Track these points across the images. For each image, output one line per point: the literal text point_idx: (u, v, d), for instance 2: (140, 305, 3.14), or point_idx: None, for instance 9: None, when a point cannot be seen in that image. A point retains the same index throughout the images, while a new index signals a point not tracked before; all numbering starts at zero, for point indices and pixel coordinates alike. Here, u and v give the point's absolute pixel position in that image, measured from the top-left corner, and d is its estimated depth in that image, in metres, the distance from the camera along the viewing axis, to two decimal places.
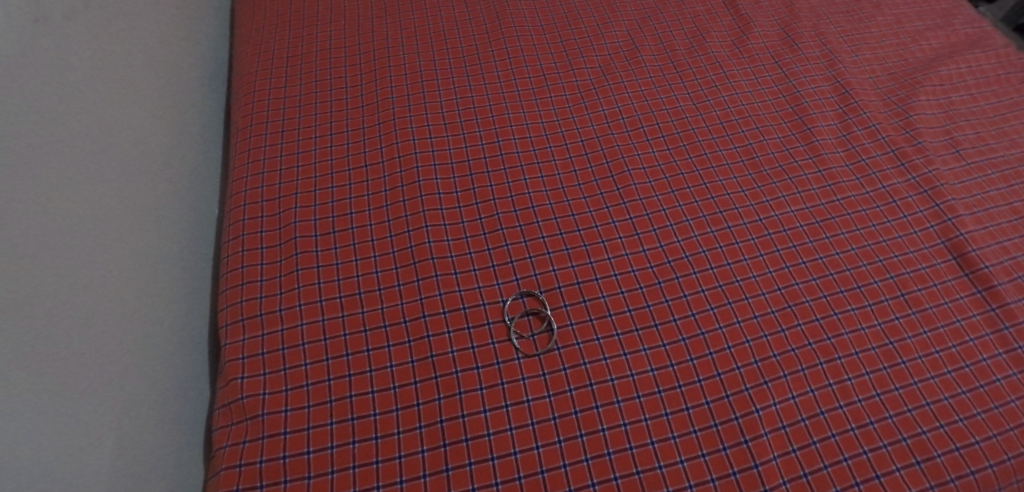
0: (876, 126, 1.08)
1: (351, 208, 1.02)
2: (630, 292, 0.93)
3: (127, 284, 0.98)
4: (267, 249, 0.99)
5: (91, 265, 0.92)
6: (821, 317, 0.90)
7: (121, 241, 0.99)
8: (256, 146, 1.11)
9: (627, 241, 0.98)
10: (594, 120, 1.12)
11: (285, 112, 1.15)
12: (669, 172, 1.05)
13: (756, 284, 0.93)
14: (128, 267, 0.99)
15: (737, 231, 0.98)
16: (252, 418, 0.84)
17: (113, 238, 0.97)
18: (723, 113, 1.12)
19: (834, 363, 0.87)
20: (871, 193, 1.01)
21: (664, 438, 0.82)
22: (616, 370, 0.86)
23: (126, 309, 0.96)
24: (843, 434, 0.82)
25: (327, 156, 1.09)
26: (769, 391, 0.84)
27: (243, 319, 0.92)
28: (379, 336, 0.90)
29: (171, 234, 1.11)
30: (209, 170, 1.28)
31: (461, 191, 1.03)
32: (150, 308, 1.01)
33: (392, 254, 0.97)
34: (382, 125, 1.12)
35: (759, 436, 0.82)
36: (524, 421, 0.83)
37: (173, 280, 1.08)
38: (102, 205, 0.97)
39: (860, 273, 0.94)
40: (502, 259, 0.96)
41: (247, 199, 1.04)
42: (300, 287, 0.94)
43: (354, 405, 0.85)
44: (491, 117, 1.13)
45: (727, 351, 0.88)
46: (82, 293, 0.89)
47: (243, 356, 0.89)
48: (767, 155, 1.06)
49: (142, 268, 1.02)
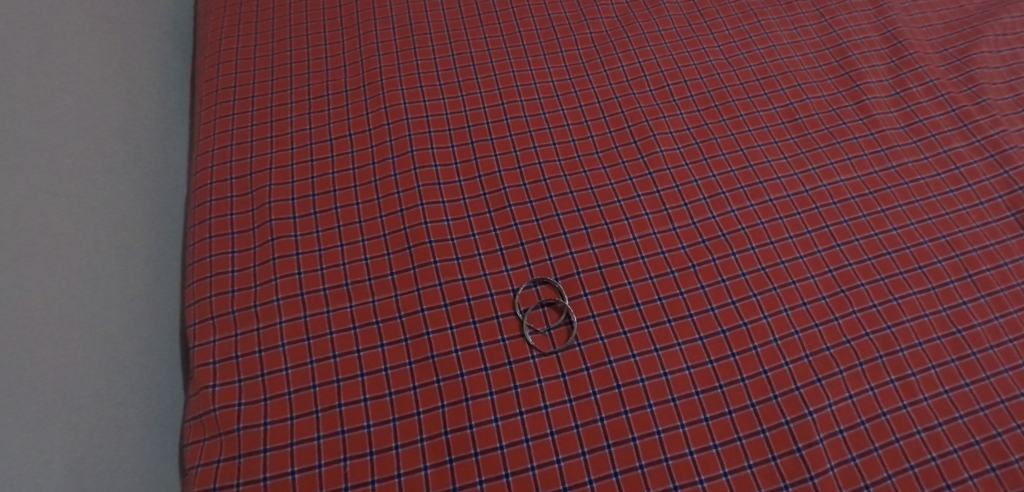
0: (933, 82, 0.95)
1: (334, 185, 0.89)
2: (659, 278, 0.81)
3: (99, 261, 0.86)
4: (238, 234, 0.86)
5: (61, 241, 0.81)
6: (878, 303, 0.79)
7: (81, 221, 0.85)
8: (222, 113, 0.96)
9: (655, 218, 0.85)
10: (612, 78, 0.98)
11: (256, 74, 1.01)
12: (700, 137, 0.92)
13: (803, 266, 0.81)
14: (94, 249, 0.86)
15: (780, 205, 0.86)
16: (227, 433, 0.73)
17: (75, 218, 0.84)
18: (760, 68, 0.98)
19: (895, 356, 0.75)
20: (930, 158, 0.89)
21: (704, 448, 0.70)
22: (647, 369, 0.75)
23: (95, 296, 0.84)
24: (908, 438, 0.71)
25: (304, 125, 0.95)
26: (822, 391, 0.73)
27: (213, 317, 0.80)
28: (371, 334, 0.77)
29: (140, 210, 0.98)
30: (175, 140, 1.12)
31: (460, 162, 0.90)
32: (119, 295, 0.88)
33: (383, 238, 0.84)
34: (367, 86, 0.98)
35: (814, 443, 0.70)
36: (542, 431, 0.71)
37: (138, 267, 0.94)
38: (61, 181, 0.83)
39: (921, 251, 0.82)
40: (511, 242, 0.83)
41: (213, 176, 0.91)
42: (278, 278, 0.82)
43: (345, 416, 0.73)
44: (495, 75, 0.98)
45: (772, 345, 0.76)
46: (56, 271, 0.78)
47: (214, 360, 0.77)
48: (812, 116, 0.93)
49: (104, 253, 0.88)
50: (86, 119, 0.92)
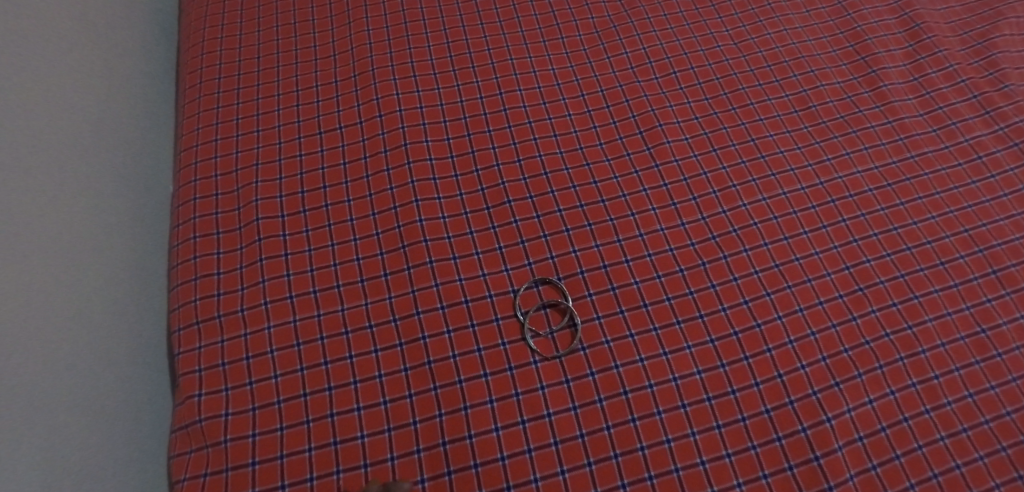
0: (954, 67, 0.90)
1: (324, 181, 0.85)
2: (668, 277, 0.76)
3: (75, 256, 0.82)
4: (224, 234, 0.82)
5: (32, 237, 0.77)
6: (898, 302, 0.75)
7: (55, 217, 0.81)
8: (206, 106, 0.92)
9: (662, 213, 0.81)
10: (616, 65, 0.94)
11: (241, 65, 0.96)
12: (709, 127, 0.87)
13: (819, 262, 0.77)
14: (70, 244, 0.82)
15: (794, 198, 0.81)
16: (213, 446, 0.68)
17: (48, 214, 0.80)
18: (771, 54, 0.94)
19: (917, 358, 0.71)
20: (951, 148, 0.84)
21: (716, 457, 0.67)
22: (656, 374, 0.71)
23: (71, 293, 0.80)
24: (931, 445, 0.67)
25: (292, 118, 0.90)
26: (841, 395, 0.69)
27: (198, 322, 0.75)
28: (364, 339, 0.73)
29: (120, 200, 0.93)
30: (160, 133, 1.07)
31: (457, 155, 0.86)
32: (98, 291, 0.84)
33: (375, 236, 0.80)
34: (358, 76, 0.94)
35: (833, 451, 0.67)
36: (545, 440, 0.68)
37: (121, 268, 0.89)
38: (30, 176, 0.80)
39: (943, 246, 0.78)
40: (510, 240, 0.79)
41: (197, 173, 0.86)
42: (265, 280, 0.77)
43: (337, 426, 0.69)
44: (492, 63, 0.94)
45: (787, 346, 0.72)
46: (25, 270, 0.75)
47: (200, 368, 0.73)
48: (826, 104, 0.89)
49: (82, 248, 0.84)
50: (55, 113, 0.87)
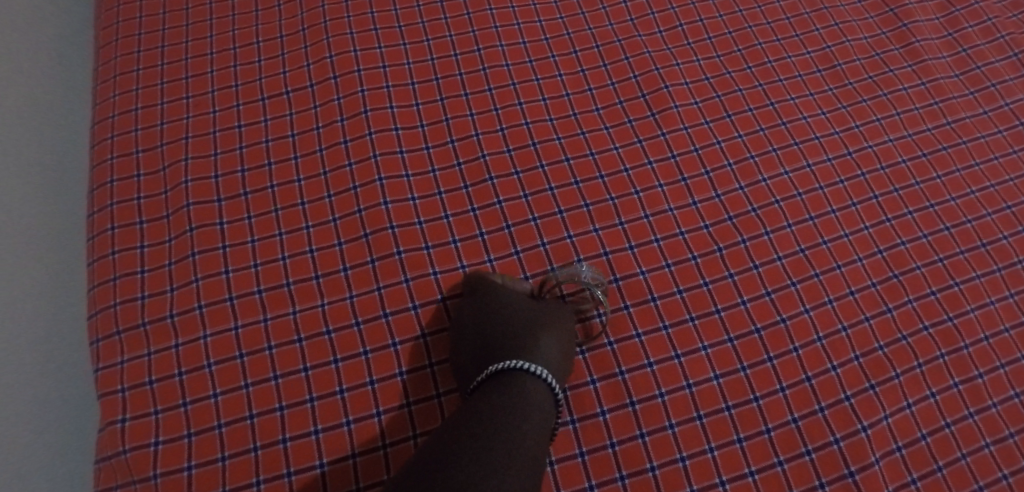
0: (991, 21, 0.81)
1: (269, 156, 0.71)
2: (679, 266, 0.66)
3: None
4: (149, 224, 0.67)
5: None
6: (937, 290, 0.66)
7: None
8: (123, 69, 0.76)
9: (670, 191, 0.70)
10: (613, 17, 0.81)
11: (166, 18, 0.80)
12: (721, 88, 0.76)
13: (849, 246, 0.67)
14: None
15: (820, 171, 0.71)
16: (141, 482, 0.55)
17: None
18: (789, 5, 0.83)
19: (959, 355, 0.63)
20: (990, 112, 0.75)
21: (738, 476, 0.57)
22: (667, 380, 0.61)
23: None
24: (976, 454, 0.59)
25: (229, 81, 0.75)
26: (876, 400, 0.60)
27: (120, 332, 0.61)
28: (321, 347, 0.61)
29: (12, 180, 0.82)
30: (78, 118, 0.89)
31: (428, 124, 0.73)
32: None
33: (332, 223, 0.67)
34: (308, 29, 0.79)
35: (870, 465, 0.58)
36: (570, 452, 0.58)
37: (23, 289, 0.78)
38: None
39: (984, 225, 0.69)
40: (493, 225, 0.68)
41: (114, 149, 0.70)
42: (198, 279, 0.64)
43: (291, 454, 0.57)
44: (468, 14, 0.80)
45: (816, 345, 0.63)
46: None
47: (123, 387, 0.59)
48: (852, 62, 0.78)
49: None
50: None
